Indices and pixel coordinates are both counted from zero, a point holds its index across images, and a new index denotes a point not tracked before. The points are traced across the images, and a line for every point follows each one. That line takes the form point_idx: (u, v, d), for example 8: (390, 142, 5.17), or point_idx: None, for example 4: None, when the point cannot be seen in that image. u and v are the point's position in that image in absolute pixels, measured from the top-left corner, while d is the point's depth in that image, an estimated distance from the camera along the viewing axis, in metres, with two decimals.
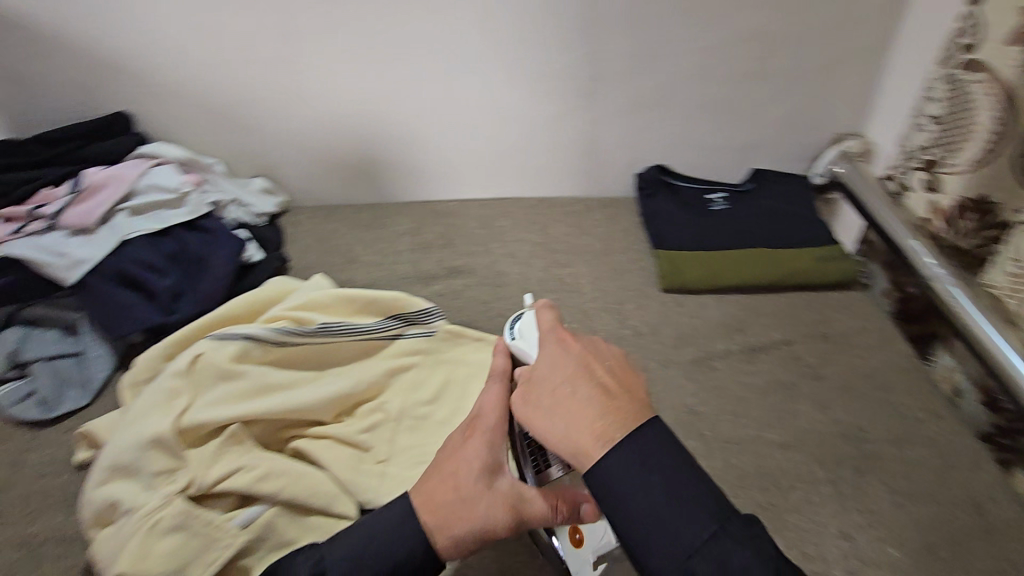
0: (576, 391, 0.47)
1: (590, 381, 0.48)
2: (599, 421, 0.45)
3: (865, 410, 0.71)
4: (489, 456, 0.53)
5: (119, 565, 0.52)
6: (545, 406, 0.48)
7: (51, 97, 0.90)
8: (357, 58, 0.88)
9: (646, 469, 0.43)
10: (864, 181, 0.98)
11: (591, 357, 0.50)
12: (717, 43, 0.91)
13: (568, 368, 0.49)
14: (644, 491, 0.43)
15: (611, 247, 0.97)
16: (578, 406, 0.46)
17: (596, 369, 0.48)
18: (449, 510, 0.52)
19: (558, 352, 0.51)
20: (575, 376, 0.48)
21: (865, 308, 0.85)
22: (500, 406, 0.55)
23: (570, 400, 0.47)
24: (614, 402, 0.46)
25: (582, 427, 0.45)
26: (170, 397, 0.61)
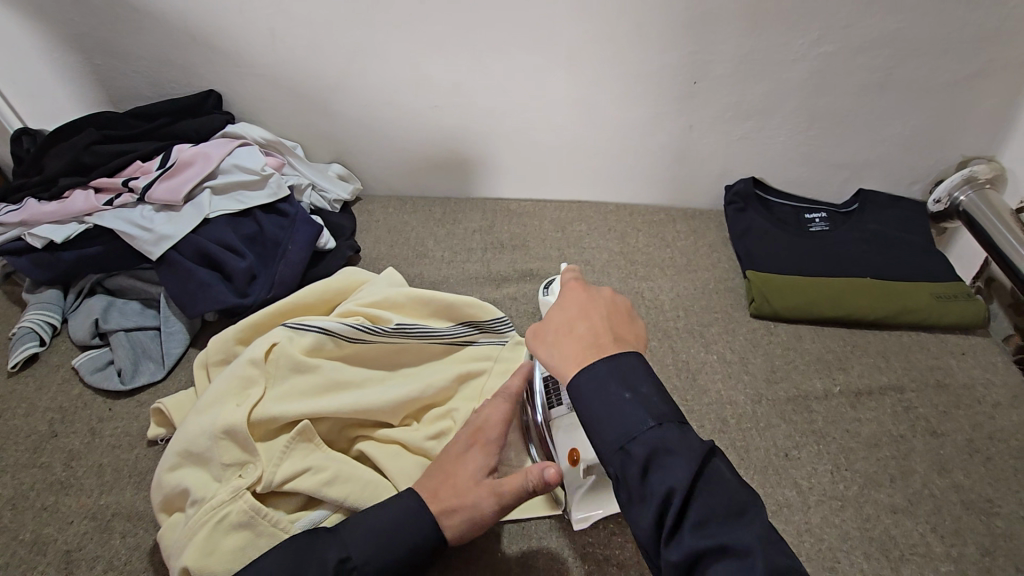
0: (573, 327, 0.50)
1: (586, 319, 0.50)
2: (581, 351, 0.47)
3: (993, 478, 0.64)
4: (483, 463, 0.54)
5: (184, 558, 0.51)
6: (547, 336, 0.50)
7: (147, 73, 0.92)
8: (448, 49, 0.85)
9: (611, 374, 0.45)
10: (993, 208, 0.87)
11: (594, 301, 0.52)
12: (841, 49, 0.82)
13: (573, 307, 0.52)
14: (604, 389, 0.45)
15: (695, 263, 0.91)
16: (567, 335, 0.49)
17: (594, 312, 0.51)
18: (439, 497, 0.52)
19: (568, 292, 0.53)
20: (576, 314, 0.51)
21: (991, 356, 0.77)
22: (502, 419, 0.57)
23: (564, 330, 0.50)
24: (601, 337, 0.48)
25: (568, 353, 0.48)
26: (244, 386, 0.60)
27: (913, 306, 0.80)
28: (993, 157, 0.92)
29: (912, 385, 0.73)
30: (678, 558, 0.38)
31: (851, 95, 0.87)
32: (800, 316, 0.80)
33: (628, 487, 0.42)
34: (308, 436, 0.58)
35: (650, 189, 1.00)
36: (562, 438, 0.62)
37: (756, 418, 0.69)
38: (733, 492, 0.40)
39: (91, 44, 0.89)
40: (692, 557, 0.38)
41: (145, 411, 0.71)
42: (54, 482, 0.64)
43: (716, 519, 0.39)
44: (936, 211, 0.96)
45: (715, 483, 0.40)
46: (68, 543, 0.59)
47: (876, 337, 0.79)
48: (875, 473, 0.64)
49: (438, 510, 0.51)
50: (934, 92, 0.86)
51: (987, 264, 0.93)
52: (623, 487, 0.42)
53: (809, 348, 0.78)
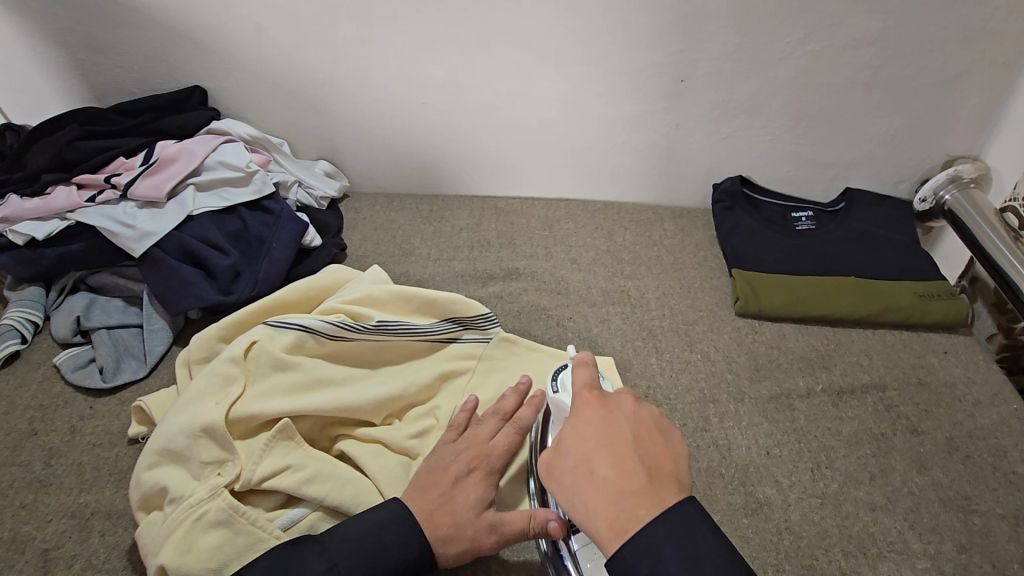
0: (597, 466, 0.43)
1: (611, 454, 0.44)
2: (611, 508, 0.41)
3: (971, 476, 0.65)
4: (485, 493, 0.53)
5: (160, 556, 0.50)
6: (567, 479, 0.44)
7: (131, 68, 0.91)
8: (434, 47, 0.85)
9: (660, 539, 0.39)
10: (977, 208, 0.88)
11: (615, 425, 0.45)
12: (827, 47, 0.82)
13: (593, 436, 0.45)
14: (659, 568, 0.38)
15: (682, 261, 0.91)
16: (594, 485, 0.42)
17: (619, 441, 0.44)
18: (440, 522, 0.51)
19: (585, 414, 0.47)
20: (597, 447, 0.44)
21: (973, 355, 0.77)
22: (506, 450, 0.57)
23: (588, 477, 0.43)
24: (632, 481, 0.42)
25: (598, 509, 0.41)
26: (224, 384, 0.60)
27: (896, 305, 0.80)
28: (979, 157, 0.93)
29: (893, 383, 0.74)
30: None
31: (838, 94, 0.87)
32: (785, 314, 0.81)
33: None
34: (289, 434, 0.58)
35: (637, 187, 1.00)
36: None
37: (738, 416, 0.70)
38: None
39: (74, 39, 0.88)
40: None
41: (126, 409, 0.70)
42: (33, 480, 0.64)
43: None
44: (922, 210, 0.97)
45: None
46: (46, 542, 0.59)
47: (859, 336, 0.80)
48: (855, 470, 0.65)
49: (438, 535, 0.51)
50: (920, 92, 0.86)
51: (971, 264, 0.94)
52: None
53: (792, 346, 0.78)
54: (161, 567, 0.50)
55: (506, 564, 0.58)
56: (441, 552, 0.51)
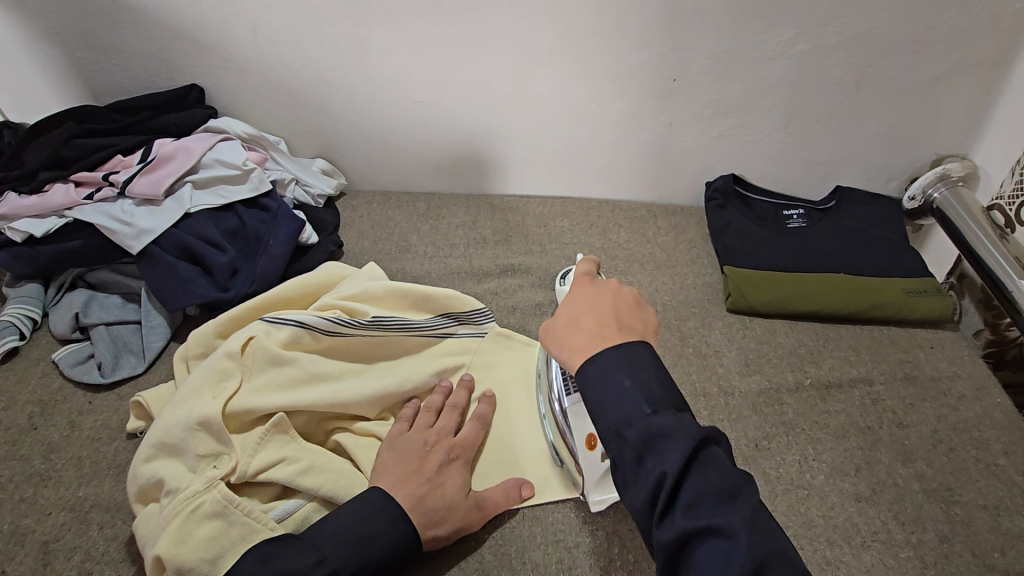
0: (580, 319, 0.49)
1: (593, 311, 0.49)
2: (583, 341, 0.47)
3: (954, 468, 0.66)
4: (466, 478, 0.58)
5: (156, 547, 0.51)
6: (553, 330, 0.50)
7: (129, 66, 0.91)
8: (429, 46, 0.86)
9: (621, 363, 0.45)
10: (964, 205, 0.89)
11: (599, 294, 0.51)
12: (817, 47, 0.83)
13: (580, 300, 0.51)
14: (607, 378, 0.44)
15: (675, 258, 0.92)
16: (574, 328, 0.48)
17: (601, 303, 0.50)
18: (431, 507, 0.55)
19: (575, 289, 0.53)
20: (583, 307, 0.50)
21: (959, 349, 0.79)
22: (476, 440, 0.63)
23: (570, 324, 0.49)
24: (604, 328, 0.47)
25: (575, 344, 0.47)
26: (221, 378, 0.60)
27: (884, 301, 0.81)
28: (967, 155, 0.94)
29: (880, 377, 0.75)
30: (670, 538, 0.39)
31: (829, 93, 0.88)
32: (775, 310, 0.82)
33: (624, 473, 0.42)
34: (285, 429, 0.59)
35: (631, 185, 1.01)
36: (578, 424, 0.63)
37: (728, 410, 0.71)
38: (729, 479, 0.40)
39: (71, 37, 0.88)
40: (684, 535, 0.39)
41: (125, 404, 0.71)
42: (33, 474, 0.65)
43: (708, 500, 0.39)
44: (912, 208, 0.98)
45: (709, 466, 0.40)
46: (46, 534, 0.60)
47: (848, 331, 0.81)
48: (841, 463, 0.66)
49: (430, 519, 0.54)
50: (908, 91, 0.88)
51: (959, 260, 0.95)
52: (620, 470, 0.43)
53: (782, 342, 0.79)
54: (158, 557, 0.51)
55: (500, 554, 0.59)
56: (430, 532, 0.54)
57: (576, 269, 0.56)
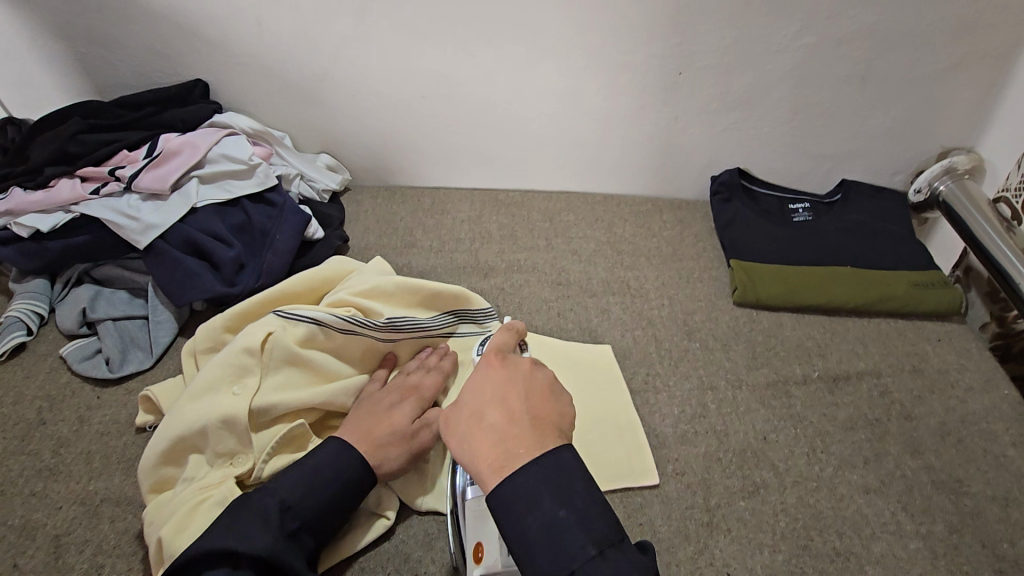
0: (487, 416, 0.46)
1: (502, 406, 0.46)
2: (496, 448, 0.44)
3: (962, 460, 0.66)
4: (415, 415, 0.61)
5: (161, 530, 0.53)
6: (458, 429, 0.46)
7: (133, 61, 0.91)
8: (433, 40, 0.85)
9: (541, 482, 0.42)
10: (970, 199, 0.88)
11: (509, 382, 0.48)
12: (823, 39, 0.83)
13: (488, 392, 0.48)
14: (532, 508, 0.41)
15: (680, 252, 0.92)
16: (483, 430, 0.45)
17: (509, 394, 0.47)
18: (376, 439, 0.58)
19: (483, 376, 0.49)
20: (490, 400, 0.47)
21: (967, 342, 0.79)
22: (435, 387, 0.65)
23: (479, 426, 0.45)
24: (515, 430, 0.45)
25: (483, 450, 0.44)
26: (239, 374, 0.61)
27: (891, 294, 0.81)
28: (973, 148, 0.94)
29: (888, 370, 0.75)
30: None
31: (834, 85, 0.88)
32: (780, 304, 0.82)
33: None
34: (301, 435, 0.61)
35: (637, 179, 1.01)
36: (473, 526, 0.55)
37: (736, 402, 0.71)
38: None
39: (76, 32, 0.88)
40: None
41: (133, 399, 0.71)
42: (43, 469, 0.65)
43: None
44: (917, 202, 0.98)
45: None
46: (57, 528, 0.60)
47: (855, 324, 0.81)
48: (849, 455, 0.66)
49: (374, 446, 0.57)
50: (913, 84, 0.87)
51: (965, 253, 0.95)
52: None
53: (789, 335, 0.79)
54: (161, 541, 0.52)
55: None
56: (378, 459, 0.57)
57: (486, 350, 0.53)
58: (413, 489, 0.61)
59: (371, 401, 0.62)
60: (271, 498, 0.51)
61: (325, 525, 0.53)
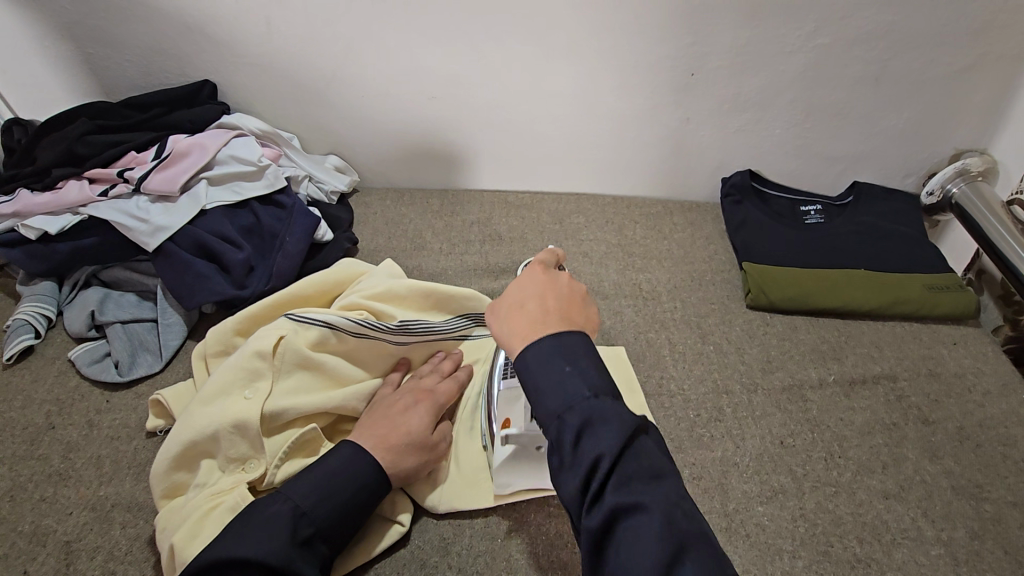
0: (525, 303, 0.48)
1: (539, 298, 0.48)
2: (528, 328, 0.46)
3: (982, 465, 0.66)
4: (430, 421, 0.61)
5: (174, 537, 0.52)
6: (499, 310, 0.48)
7: (141, 62, 0.90)
8: (444, 42, 0.85)
9: (562, 354, 0.44)
10: (984, 200, 0.88)
11: (550, 281, 0.50)
12: (836, 41, 0.83)
13: (530, 284, 0.49)
14: (549, 362, 0.44)
15: (692, 254, 0.91)
16: (519, 313, 0.47)
17: (548, 290, 0.49)
18: (393, 444, 0.57)
19: (528, 273, 0.51)
20: (532, 292, 0.48)
21: (983, 346, 0.78)
22: (449, 393, 0.65)
23: (516, 309, 0.47)
24: (546, 317, 0.46)
25: (516, 328, 0.46)
26: (250, 378, 0.60)
27: (905, 297, 0.81)
28: (986, 150, 0.94)
29: (905, 374, 0.75)
30: (598, 522, 0.38)
31: (845, 87, 0.88)
32: (793, 306, 0.81)
33: (559, 456, 0.41)
34: (314, 441, 0.60)
35: (646, 181, 1.00)
36: (503, 406, 0.64)
37: (752, 406, 0.70)
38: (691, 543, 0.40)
39: (84, 33, 0.87)
40: (612, 517, 0.38)
41: (143, 403, 0.71)
42: (52, 473, 0.64)
43: (637, 483, 0.39)
44: (929, 204, 0.97)
45: None
46: (68, 534, 0.59)
47: (870, 327, 0.81)
48: (868, 460, 0.66)
49: (390, 454, 0.56)
50: (926, 85, 0.87)
51: (978, 256, 0.95)
52: (556, 455, 0.41)
53: (804, 338, 0.79)
54: (173, 548, 0.52)
55: (528, 550, 0.58)
56: (393, 467, 0.56)
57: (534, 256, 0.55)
58: (427, 494, 0.61)
59: (384, 404, 0.62)
60: (286, 504, 0.50)
61: (340, 532, 0.52)
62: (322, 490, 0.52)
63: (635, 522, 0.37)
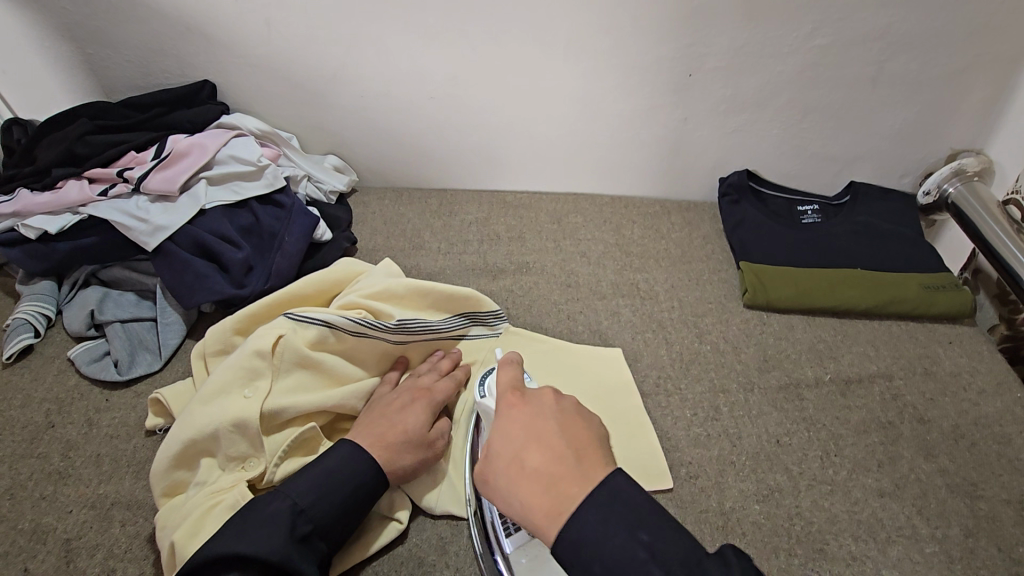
0: (526, 461, 0.45)
1: (538, 447, 0.46)
2: (546, 496, 0.43)
3: (977, 463, 0.66)
4: (427, 419, 0.61)
5: (175, 535, 0.52)
6: (501, 479, 0.46)
7: (141, 62, 0.91)
8: (444, 42, 0.85)
9: (599, 513, 0.42)
10: (980, 200, 0.85)
11: (539, 421, 0.48)
12: (834, 42, 0.83)
13: (519, 435, 0.47)
14: (607, 540, 0.41)
15: (689, 254, 0.92)
16: (526, 479, 0.44)
17: (543, 432, 0.47)
18: (390, 442, 0.57)
19: (510, 418, 0.49)
20: (525, 442, 0.46)
21: (977, 345, 0.79)
22: (446, 391, 0.65)
23: (521, 473, 0.45)
24: (559, 470, 0.44)
25: (533, 501, 0.43)
26: (250, 377, 0.60)
27: (901, 296, 0.81)
28: (982, 150, 0.94)
29: (900, 373, 0.75)
30: None
31: (843, 87, 0.88)
32: (790, 306, 0.82)
33: None
34: (313, 439, 0.61)
35: (644, 181, 1.01)
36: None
37: (749, 405, 0.71)
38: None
39: (83, 33, 0.88)
40: None
41: (142, 402, 0.71)
42: (52, 472, 0.64)
43: None
44: (926, 204, 0.98)
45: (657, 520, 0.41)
46: (68, 532, 0.59)
47: (866, 327, 0.81)
48: (863, 458, 0.66)
49: (388, 451, 0.57)
50: (923, 86, 0.87)
51: (974, 256, 0.95)
52: None
53: (801, 337, 0.79)
54: (173, 545, 0.52)
55: None
56: (391, 465, 0.57)
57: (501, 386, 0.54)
58: (427, 492, 0.61)
59: (382, 403, 0.62)
60: (285, 502, 0.51)
61: (340, 530, 0.53)
62: (322, 488, 0.52)
63: None
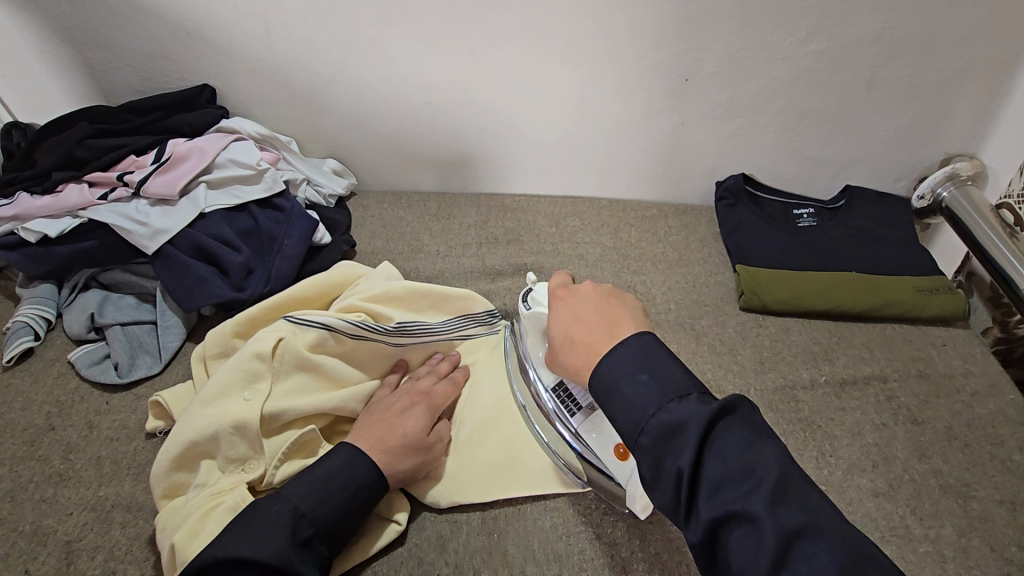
0: (572, 336, 0.52)
1: (580, 325, 0.52)
2: (586, 357, 0.49)
3: (970, 464, 0.67)
4: (426, 423, 0.62)
5: (175, 536, 0.53)
6: (557, 354, 0.53)
7: (141, 67, 0.91)
8: (442, 47, 0.86)
9: (628, 361, 0.46)
10: (973, 204, 0.89)
11: (581, 305, 0.54)
12: (828, 48, 0.84)
13: (565, 317, 0.54)
14: (623, 380, 0.45)
15: (686, 257, 0.92)
16: (571, 346, 0.51)
17: (584, 312, 0.53)
18: (390, 446, 0.58)
19: (557, 309, 0.55)
20: (569, 322, 0.53)
21: (971, 347, 0.80)
22: (445, 395, 0.66)
23: (568, 344, 0.52)
24: (595, 336, 0.50)
25: (578, 364, 0.50)
26: (250, 380, 0.61)
27: (896, 299, 0.82)
28: (975, 155, 0.95)
29: (895, 375, 0.76)
30: (697, 539, 0.38)
31: (838, 92, 0.89)
32: (786, 308, 0.83)
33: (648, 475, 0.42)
34: (313, 441, 0.61)
35: (642, 184, 1.02)
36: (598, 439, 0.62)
37: None
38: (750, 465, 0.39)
39: (83, 38, 0.88)
40: (710, 532, 0.38)
41: (142, 405, 0.71)
42: (52, 474, 0.65)
43: None
44: (920, 207, 0.99)
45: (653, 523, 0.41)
46: (68, 534, 0.60)
47: (860, 329, 0.82)
48: (858, 459, 0.67)
49: (388, 455, 0.57)
50: (916, 91, 0.88)
51: (968, 259, 0.96)
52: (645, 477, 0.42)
53: (796, 339, 0.80)
54: (174, 547, 0.52)
55: (524, 544, 0.59)
56: (391, 468, 0.57)
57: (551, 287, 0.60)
58: (427, 492, 0.62)
59: (381, 407, 0.62)
60: (285, 505, 0.51)
61: (341, 533, 0.53)
62: (322, 491, 0.53)
63: (738, 534, 0.37)
